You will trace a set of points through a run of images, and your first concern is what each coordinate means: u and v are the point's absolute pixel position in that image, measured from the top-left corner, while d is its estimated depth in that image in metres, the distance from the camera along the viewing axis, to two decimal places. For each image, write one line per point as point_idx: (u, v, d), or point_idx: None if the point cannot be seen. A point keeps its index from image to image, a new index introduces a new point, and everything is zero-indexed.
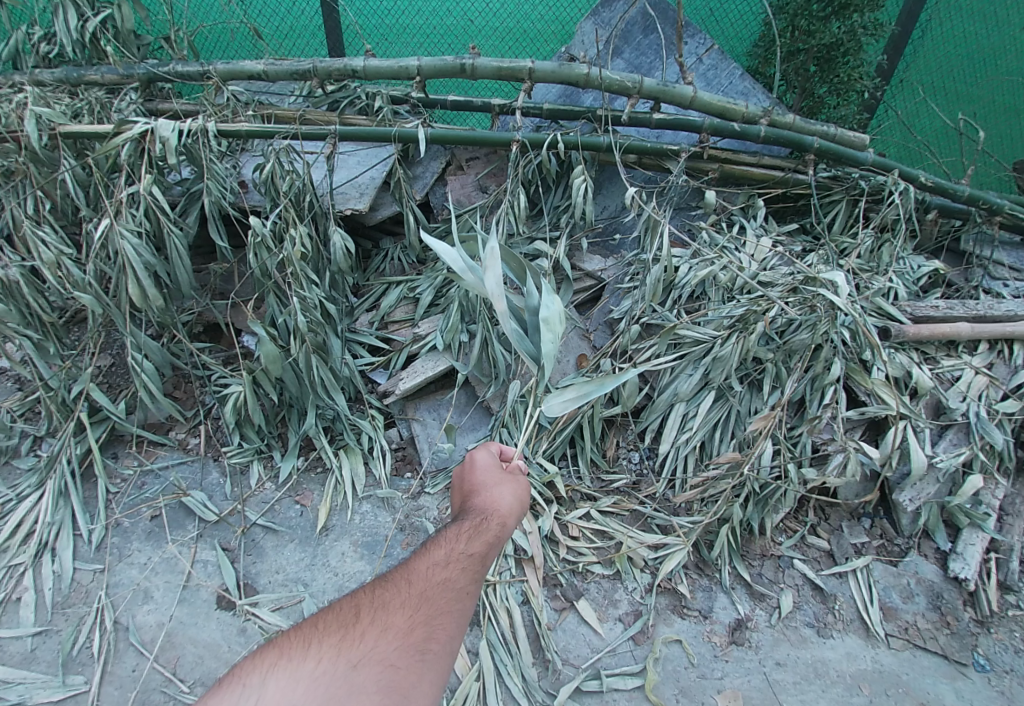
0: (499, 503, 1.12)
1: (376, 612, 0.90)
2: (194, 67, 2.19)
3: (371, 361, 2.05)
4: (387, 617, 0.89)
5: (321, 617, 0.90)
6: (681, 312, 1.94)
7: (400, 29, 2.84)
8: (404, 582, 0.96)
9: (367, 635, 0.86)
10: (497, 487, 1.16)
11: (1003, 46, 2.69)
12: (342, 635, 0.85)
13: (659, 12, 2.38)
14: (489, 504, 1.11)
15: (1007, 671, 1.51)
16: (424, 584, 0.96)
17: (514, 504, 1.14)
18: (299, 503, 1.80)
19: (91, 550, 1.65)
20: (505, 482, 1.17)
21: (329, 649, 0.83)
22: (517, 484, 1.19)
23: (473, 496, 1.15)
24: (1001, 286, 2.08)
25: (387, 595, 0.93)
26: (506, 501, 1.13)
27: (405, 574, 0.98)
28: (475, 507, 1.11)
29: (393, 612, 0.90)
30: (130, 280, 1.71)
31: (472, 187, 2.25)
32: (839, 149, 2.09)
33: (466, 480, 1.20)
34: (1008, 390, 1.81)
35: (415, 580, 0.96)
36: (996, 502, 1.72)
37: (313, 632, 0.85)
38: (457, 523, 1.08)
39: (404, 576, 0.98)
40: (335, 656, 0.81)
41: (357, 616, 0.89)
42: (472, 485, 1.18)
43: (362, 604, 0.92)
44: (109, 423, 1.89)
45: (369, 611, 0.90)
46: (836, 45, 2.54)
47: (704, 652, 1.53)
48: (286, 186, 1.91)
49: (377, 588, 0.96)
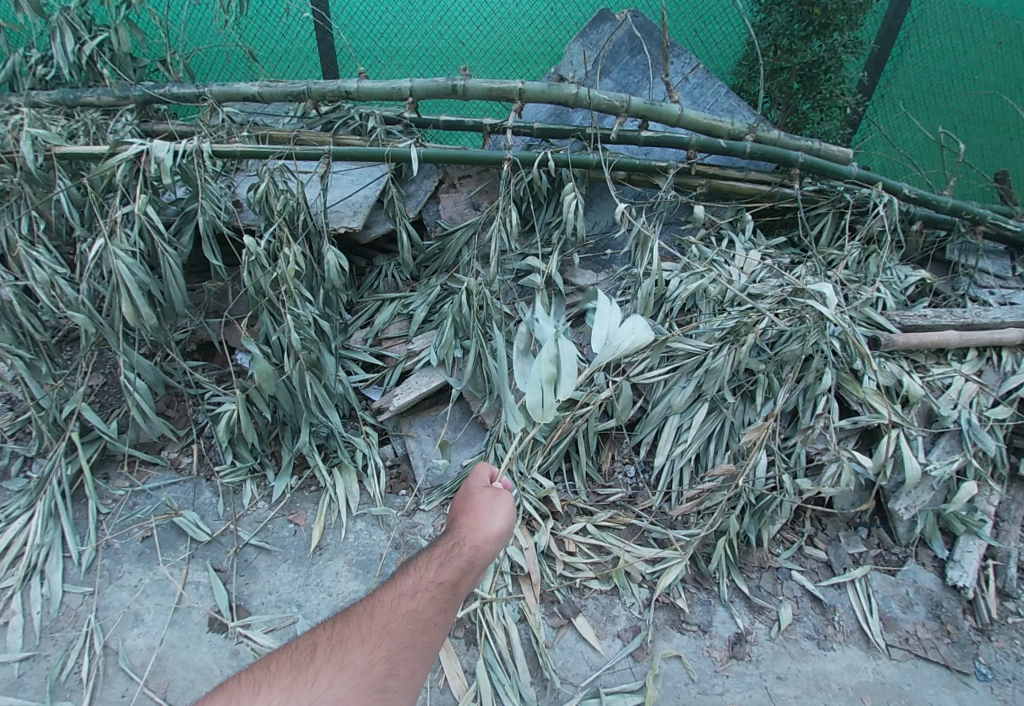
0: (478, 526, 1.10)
1: (334, 650, 0.87)
2: (190, 89, 2.22)
3: (365, 378, 2.05)
4: (345, 655, 0.86)
5: (275, 659, 0.88)
6: (673, 325, 1.96)
7: (392, 51, 2.90)
8: (367, 616, 0.94)
9: (322, 675, 0.83)
10: (477, 507, 1.14)
11: (980, 62, 2.77)
12: (295, 677, 0.83)
13: (645, 33, 2.44)
14: (467, 527, 1.09)
15: (1009, 680, 1.50)
16: (388, 617, 0.94)
17: (496, 526, 1.10)
18: (293, 522, 1.78)
19: (81, 572, 1.62)
20: (489, 500, 1.15)
21: (279, 693, 0.81)
22: (498, 502, 1.15)
23: (455, 520, 1.14)
24: (987, 294, 2.11)
25: (348, 631, 0.91)
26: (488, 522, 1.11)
27: (370, 608, 0.96)
28: (455, 531, 1.10)
29: (352, 650, 0.87)
30: (124, 299, 1.71)
31: (464, 204, 2.28)
32: (824, 164, 2.13)
33: (454, 503, 1.19)
34: (998, 397, 1.82)
35: (379, 613, 0.94)
36: (991, 508, 1.73)
37: (265, 675, 0.84)
38: (430, 550, 1.07)
39: (368, 610, 0.96)
40: (285, 700, 0.79)
41: (313, 654, 0.87)
42: (456, 508, 1.16)
43: (320, 641, 0.90)
44: (101, 443, 1.87)
45: (326, 648, 0.88)
46: (818, 63, 2.61)
47: (704, 667, 1.52)
48: (280, 204, 1.93)
49: (337, 625, 0.94)
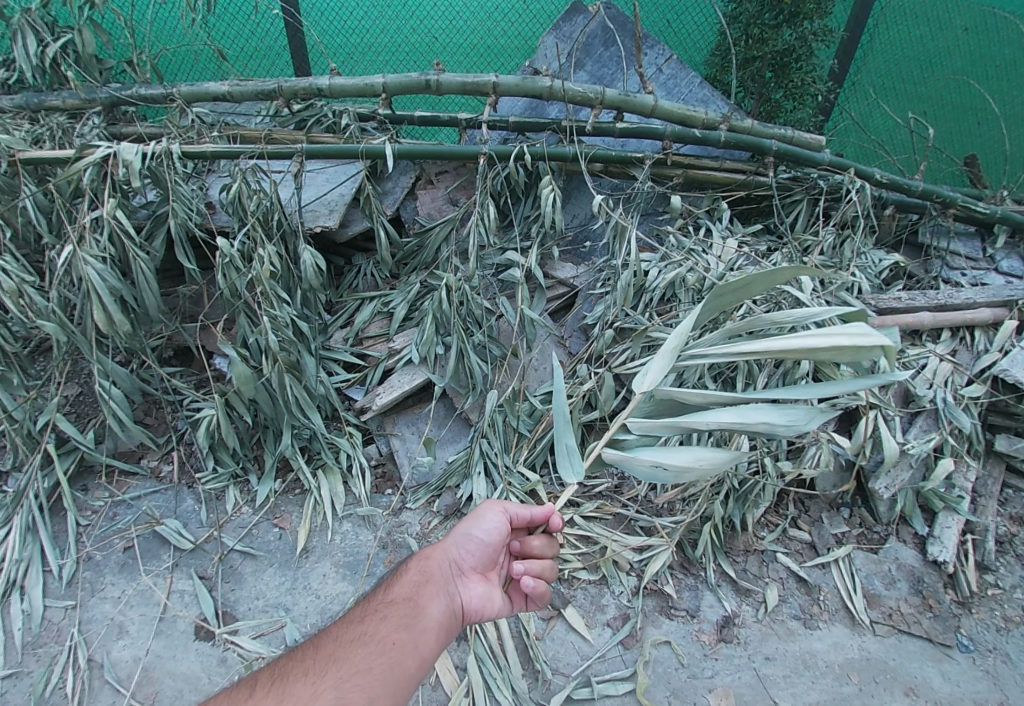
0: (440, 549, 1.19)
1: (275, 684, 0.92)
2: (157, 89, 2.18)
3: (347, 378, 2.04)
4: (286, 688, 0.90)
5: (219, 703, 0.89)
6: (653, 315, 1.98)
7: (365, 47, 2.87)
8: (312, 650, 0.99)
9: None
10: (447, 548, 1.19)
11: (948, 48, 2.80)
12: None
13: (618, 25, 2.45)
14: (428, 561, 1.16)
15: (990, 650, 1.55)
16: (336, 648, 0.99)
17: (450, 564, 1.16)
18: (278, 527, 1.77)
19: (62, 586, 1.59)
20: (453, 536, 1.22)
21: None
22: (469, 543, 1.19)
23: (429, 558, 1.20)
24: (958, 275, 2.15)
25: (291, 667, 0.96)
26: (461, 550, 1.18)
27: (319, 645, 1.01)
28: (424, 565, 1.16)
29: (292, 683, 0.91)
30: (95, 306, 1.67)
31: (442, 201, 2.28)
32: (796, 151, 2.16)
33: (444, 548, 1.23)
34: (973, 375, 1.87)
35: (323, 646, 1.00)
36: (967, 484, 1.77)
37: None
38: (389, 578, 1.16)
39: (313, 644, 1.01)
40: None
41: (252, 693, 0.90)
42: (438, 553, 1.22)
43: (259, 680, 0.94)
44: (78, 454, 1.84)
45: (266, 685, 0.92)
46: (789, 52, 2.65)
47: (693, 652, 1.53)
48: (254, 204, 1.92)
49: (280, 664, 0.97)
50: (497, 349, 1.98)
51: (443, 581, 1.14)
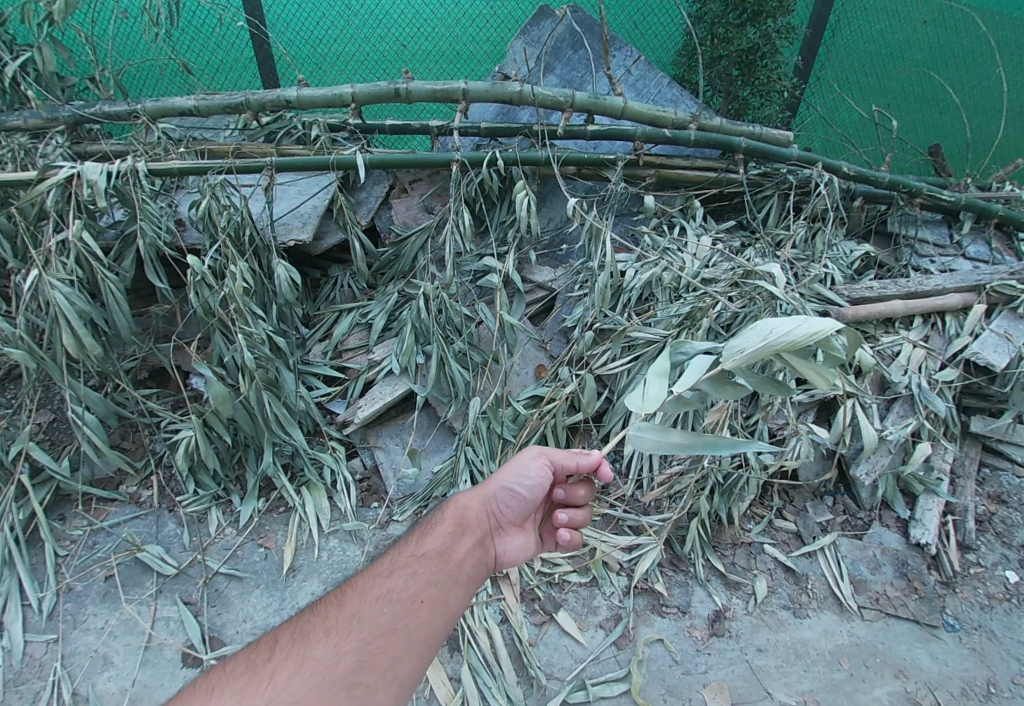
0: (476, 501, 1.19)
1: (294, 644, 0.85)
2: (122, 106, 2.15)
3: (327, 392, 2.02)
4: (305, 651, 0.83)
5: (233, 669, 0.83)
6: (632, 315, 2.01)
7: (333, 57, 2.86)
8: (335, 605, 0.93)
9: (279, 674, 0.80)
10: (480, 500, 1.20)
11: (908, 41, 2.86)
12: (249, 678, 0.80)
13: (585, 28, 2.47)
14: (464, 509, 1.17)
15: (976, 629, 1.58)
16: (363, 603, 0.92)
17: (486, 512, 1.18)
18: (263, 547, 1.75)
19: (43, 620, 1.55)
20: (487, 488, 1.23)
21: (232, 695, 0.78)
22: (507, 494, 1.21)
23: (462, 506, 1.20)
24: (928, 262, 2.20)
25: (310, 626, 0.89)
26: (501, 504, 1.21)
27: (343, 598, 0.94)
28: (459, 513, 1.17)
29: (313, 643, 0.85)
30: (64, 331, 1.64)
31: (417, 209, 2.27)
32: (765, 147, 2.18)
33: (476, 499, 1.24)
34: (945, 360, 1.91)
35: (350, 599, 0.94)
36: (946, 465, 1.82)
37: (217, 681, 0.80)
38: (421, 529, 1.12)
39: (338, 597, 0.95)
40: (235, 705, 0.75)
41: (269, 656, 0.84)
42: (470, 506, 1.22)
43: (279, 637, 0.88)
44: (54, 484, 1.79)
45: (285, 645, 0.85)
46: (754, 50, 2.69)
47: (686, 648, 1.54)
48: (224, 220, 1.90)
49: (301, 620, 0.91)
50: (478, 355, 1.97)
51: (473, 538, 1.13)
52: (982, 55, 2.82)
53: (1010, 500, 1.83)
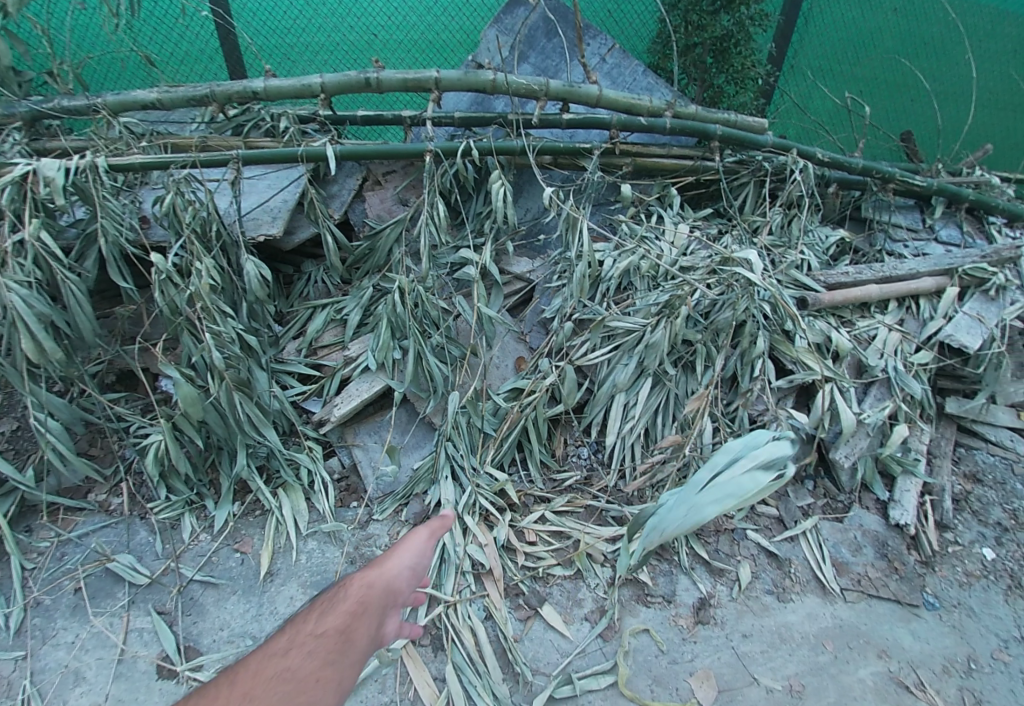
0: (375, 575, 0.92)
1: None
2: (80, 100, 2.06)
3: (302, 390, 1.98)
4: None
5: None
6: (610, 304, 1.98)
7: (302, 48, 2.79)
8: (210, 692, 0.72)
9: None
10: (377, 575, 0.92)
11: (879, 28, 2.87)
12: None
13: (559, 16, 2.44)
14: (366, 581, 0.91)
15: (955, 606, 1.60)
16: (255, 683, 0.73)
17: (391, 580, 0.92)
18: (239, 552, 1.71)
19: (10, 636, 1.49)
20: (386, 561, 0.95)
21: None
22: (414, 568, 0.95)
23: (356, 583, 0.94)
24: (901, 247, 2.22)
25: None
26: (405, 583, 0.94)
27: (232, 678, 0.75)
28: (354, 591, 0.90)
29: None
30: (22, 335, 1.57)
31: (391, 201, 2.22)
32: (740, 135, 2.18)
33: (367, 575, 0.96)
34: (920, 342, 1.93)
35: (223, 689, 0.73)
36: (922, 447, 1.85)
37: None
38: (317, 603, 0.89)
39: (211, 686, 0.74)
40: None
41: None
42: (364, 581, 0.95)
43: None
44: (18, 495, 1.73)
45: None
46: (728, 37, 2.69)
47: (672, 636, 1.54)
48: (189, 216, 1.84)
49: None
50: (456, 349, 1.95)
51: (390, 608, 0.90)
52: (951, 42, 2.85)
53: (984, 479, 1.86)
